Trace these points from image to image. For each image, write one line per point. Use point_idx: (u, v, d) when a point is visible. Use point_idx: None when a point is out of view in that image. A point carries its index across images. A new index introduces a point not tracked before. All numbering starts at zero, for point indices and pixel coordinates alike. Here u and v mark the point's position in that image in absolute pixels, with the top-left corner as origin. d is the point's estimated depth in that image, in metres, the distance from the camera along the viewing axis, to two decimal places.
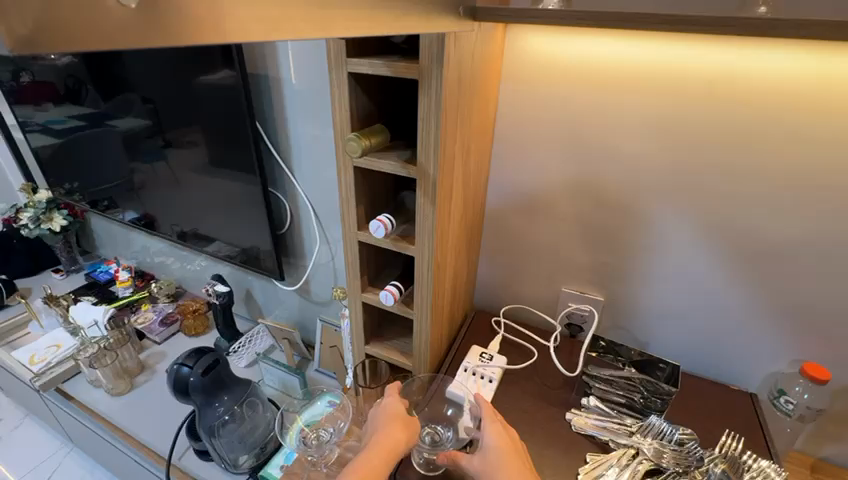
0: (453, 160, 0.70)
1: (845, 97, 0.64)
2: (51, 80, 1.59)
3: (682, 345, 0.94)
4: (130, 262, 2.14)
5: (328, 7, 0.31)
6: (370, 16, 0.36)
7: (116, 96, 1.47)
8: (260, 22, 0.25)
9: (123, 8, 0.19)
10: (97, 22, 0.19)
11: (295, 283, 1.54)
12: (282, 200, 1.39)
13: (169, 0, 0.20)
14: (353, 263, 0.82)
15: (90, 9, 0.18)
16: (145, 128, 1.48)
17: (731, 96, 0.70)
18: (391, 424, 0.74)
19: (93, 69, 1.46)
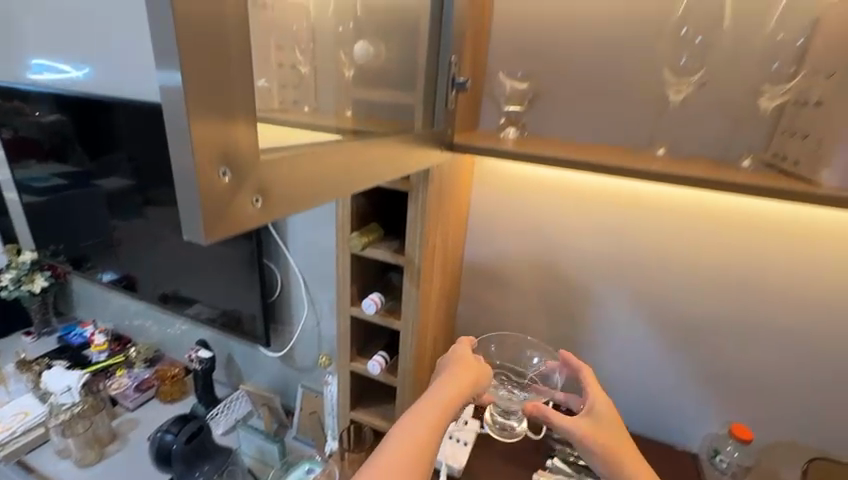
0: (434, 250, 0.85)
1: (728, 211, 0.85)
2: (36, 136, 1.69)
3: (633, 410, 1.06)
4: (106, 324, 2.13)
5: (347, 179, 0.48)
6: (369, 174, 0.53)
7: (101, 157, 1.57)
8: (312, 200, 0.42)
9: (255, 210, 0.35)
10: (243, 218, 0.35)
11: (280, 349, 1.60)
12: (273, 270, 1.50)
13: (275, 202, 0.37)
14: (345, 335, 0.93)
15: (242, 213, 0.34)
16: (126, 186, 1.57)
17: (649, 205, 0.90)
18: (465, 367, 0.73)
19: (80, 131, 1.57)
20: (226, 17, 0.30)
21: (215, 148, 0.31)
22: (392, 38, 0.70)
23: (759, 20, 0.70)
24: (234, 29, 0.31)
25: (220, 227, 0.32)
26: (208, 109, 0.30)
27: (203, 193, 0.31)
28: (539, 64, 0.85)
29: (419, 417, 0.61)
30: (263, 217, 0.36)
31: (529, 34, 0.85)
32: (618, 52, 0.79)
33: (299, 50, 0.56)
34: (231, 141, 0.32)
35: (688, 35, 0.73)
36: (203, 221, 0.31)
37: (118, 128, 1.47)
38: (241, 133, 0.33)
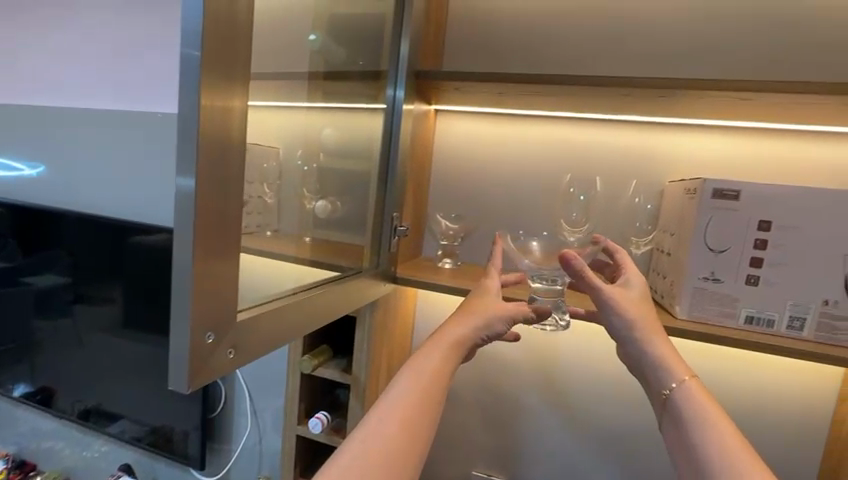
0: (380, 368, 0.93)
1: None
2: None
3: None
4: (6, 448, 1.86)
5: (285, 325, 0.61)
6: (307, 319, 0.67)
7: (40, 255, 1.55)
8: (260, 345, 0.55)
9: (225, 360, 0.49)
10: (217, 368, 0.48)
11: (216, 472, 1.50)
12: (218, 382, 1.47)
13: (239, 353, 0.51)
14: (289, 456, 0.94)
15: (216, 365, 0.47)
16: (61, 285, 1.54)
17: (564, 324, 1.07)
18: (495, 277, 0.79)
19: (23, 231, 1.57)
20: (228, 216, 0.45)
21: (207, 315, 0.45)
22: (345, 195, 0.87)
23: (624, 189, 0.95)
24: (231, 238, 0.46)
25: (200, 374, 0.45)
26: (210, 294, 0.45)
27: (192, 350, 0.44)
28: (467, 207, 1.06)
29: (443, 335, 0.67)
30: (233, 361, 0.50)
31: (459, 185, 1.06)
32: (525, 202, 1.02)
33: (267, 184, 0.66)
34: (219, 305, 0.46)
35: (575, 194, 0.92)
36: (187, 377, 0.44)
37: (66, 229, 1.50)
38: (228, 296, 0.47)
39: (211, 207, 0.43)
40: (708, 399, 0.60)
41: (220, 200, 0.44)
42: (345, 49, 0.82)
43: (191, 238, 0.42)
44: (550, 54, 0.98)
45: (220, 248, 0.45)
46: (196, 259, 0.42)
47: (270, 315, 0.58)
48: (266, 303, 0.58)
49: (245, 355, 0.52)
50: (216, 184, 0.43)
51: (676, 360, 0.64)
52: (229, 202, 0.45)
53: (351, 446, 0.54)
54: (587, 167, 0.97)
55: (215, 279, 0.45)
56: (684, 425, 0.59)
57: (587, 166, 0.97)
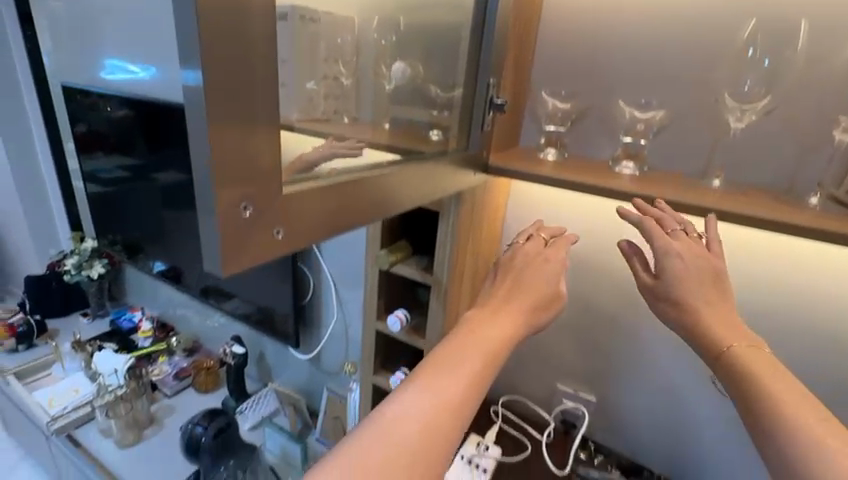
0: (463, 273, 0.83)
1: None
2: (107, 131, 1.97)
3: (669, 450, 1.00)
4: (154, 312, 2.26)
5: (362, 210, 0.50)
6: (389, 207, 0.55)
7: (163, 155, 1.78)
8: (326, 228, 0.45)
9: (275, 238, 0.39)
10: (264, 248, 0.39)
11: (309, 351, 1.63)
12: (306, 273, 1.54)
13: (294, 234, 0.41)
14: (368, 349, 0.92)
15: (265, 243, 0.38)
16: (183, 186, 1.78)
17: None
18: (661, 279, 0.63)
19: (146, 128, 1.78)
20: (249, 51, 0.33)
21: (234, 182, 0.35)
22: (428, 58, 0.70)
23: (838, 43, 0.64)
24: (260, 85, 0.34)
25: (241, 257, 0.37)
26: (236, 155, 0.34)
27: (223, 223, 0.35)
28: (582, 83, 0.84)
29: (475, 338, 0.59)
30: (281, 246, 0.41)
31: (578, 52, 0.82)
32: (671, 70, 0.76)
33: (342, 60, 0.57)
34: (247, 172, 0.35)
35: (754, 57, 0.66)
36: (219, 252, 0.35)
37: (180, 128, 1.66)
38: (259, 159, 0.36)
39: (225, 30, 0.31)
40: (771, 370, 0.52)
41: (234, 24, 0.31)
42: None
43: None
44: None
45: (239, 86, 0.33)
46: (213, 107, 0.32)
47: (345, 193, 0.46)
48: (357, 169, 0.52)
49: (299, 238, 0.42)
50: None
51: (723, 327, 0.57)
52: (249, 27, 0.32)
53: (344, 459, 0.44)
54: (774, 15, 0.67)
55: (240, 133, 0.34)
56: (744, 395, 0.52)
57: (776, 11, 0.67)
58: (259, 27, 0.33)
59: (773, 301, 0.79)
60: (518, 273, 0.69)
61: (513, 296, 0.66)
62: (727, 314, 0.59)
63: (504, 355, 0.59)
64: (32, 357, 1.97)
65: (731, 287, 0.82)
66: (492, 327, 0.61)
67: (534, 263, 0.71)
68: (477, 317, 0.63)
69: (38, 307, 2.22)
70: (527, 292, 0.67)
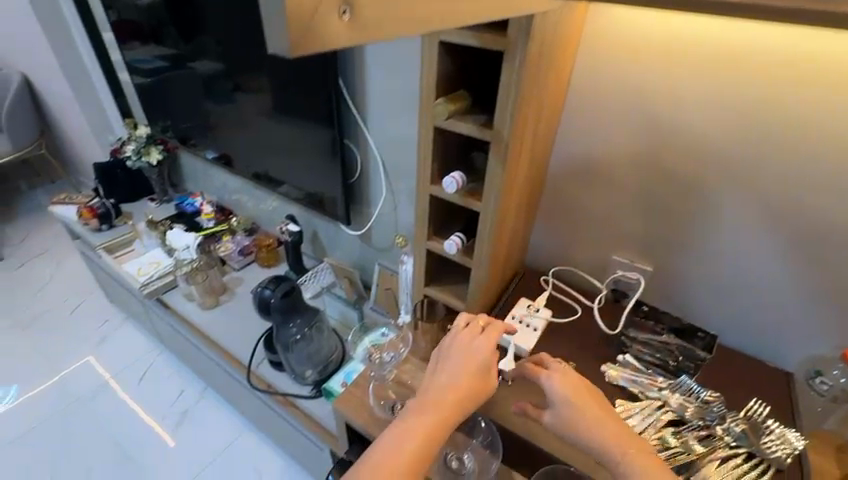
0: (524, 128, 0.77)
1: None
2: (138, 20, 1.91)
3: (722, 314, 1.01)
4: (212, 197, 2.39)
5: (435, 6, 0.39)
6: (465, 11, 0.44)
7: (197, 39, 1.71)
8: (399, 23, 0.36)
9: (340, 19, 0.31)
10: (329, 33, 0.30)
11: (360, 228, 1.69)
12: (354, 151, 1.52)
13: (362, 19, 0.32)
14: (423, 214, 0.92)
15: (331, 23, 0.30)
16: (221, 73, 1.74)
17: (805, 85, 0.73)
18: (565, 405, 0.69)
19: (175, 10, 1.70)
20: None
21: None
22: None
23: None
24: None
25: (308, 42, 0.29)
26: None
27: None
28: None
29: (408, 431, 0.65)
30: (347, 33, 0.32)
31: None
32: None
33: None
34: None
35: None
36: (282, 29, 0.27)
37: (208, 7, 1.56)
38: None
39: None
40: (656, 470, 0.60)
41: None
42: None
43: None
44: None
45: None
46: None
47: None
48: None
49: (369, 27, 0.33)
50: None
51: (621, 438, 0.64)
52: None
53: None
54: None
55: None
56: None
57: None
58: None
59: None
60: (456, 367, 0.73)
61: (446, 384, 0.71)
62: (617, 429, 0.66)
63: (435, 447, 0.65)
64: (114, 235, 2.18)
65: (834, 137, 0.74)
66: (423, 418, 0.66)
67: (468, 351, 0.75)
68: (414, 407, 0.69)
69: (111, 192, 2.40)
70: (460, 377, 0.71)
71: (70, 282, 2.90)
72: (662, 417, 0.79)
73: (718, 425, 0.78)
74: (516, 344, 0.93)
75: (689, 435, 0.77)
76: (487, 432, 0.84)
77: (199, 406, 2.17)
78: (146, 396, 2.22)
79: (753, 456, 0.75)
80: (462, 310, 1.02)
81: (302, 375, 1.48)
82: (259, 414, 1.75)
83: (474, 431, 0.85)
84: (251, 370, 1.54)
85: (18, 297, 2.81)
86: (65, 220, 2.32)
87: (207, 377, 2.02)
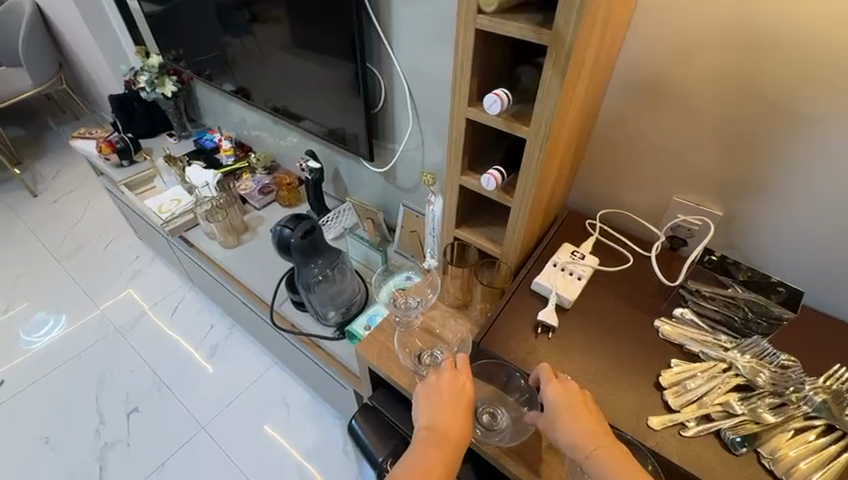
0: (591, 29, 0.61)
1: None
2: None
3: (803, 267, 0.87)
4: (231, 133, 2.29)
5: None
6: None
7: None
8: None
9: None
10: None
11: (384, 166, 1.57)
12: (378, 77, 1.35)
13: None
14: (456, 143, 0.78)
15: None
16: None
17: None
18: (556, 413, 0.65)
19: None
20: None
21: None
22: None
23: None
24: None
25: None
26: None
27: None
28: None
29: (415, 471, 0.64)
30: None
31: None
32: None
33: None
34: None
35: None
36: None
37: None
38: None
39: None
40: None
41: None
42: None
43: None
44: None
45: None
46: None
47: None
48: None
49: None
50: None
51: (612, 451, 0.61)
52: None
53: None
54: None
55: None
56: None
57: None
58: None
59: None
60: (445, 397, 0.72)
61: (447, 414, 0.70)
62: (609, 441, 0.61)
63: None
64: (135, 171, 2.14)
65: None
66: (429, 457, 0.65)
67: (462, 381, 0.74)
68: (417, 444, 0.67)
69: (129, 127, 2.33)
70: (459, 407, 0.71)
71: (101, 219, 2.95)
72: (727, 381, 0.70)
73: (792, 393, 0.66)
74: (558, 293, 0.83)
75: (757, 403, 0.67)
76: (525, 392, 0.76)
77: (231, 339, 2.24)
78: (178, 329, 2.30)
79: (833, 429, 0.64)
80: (496, 256, 0.91)
81: (324, 316, 1.43)
82: (284, 352, 1.76)
83: (509, 388, 0.79)
84: (273, 309, 1.52)
85: (54, 232, 2.89)
86: (87, 155, 2.28)
87: (234, 314, 2.05)
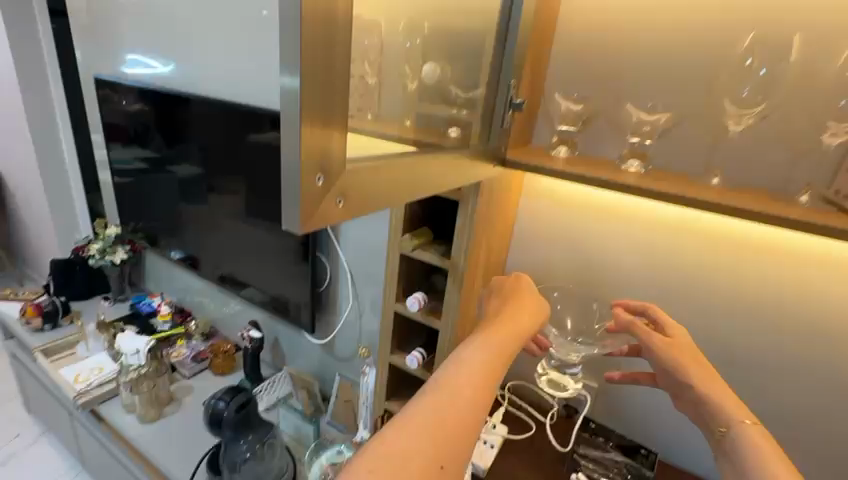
0: (479, 260, 0.90)
1: (781, 248, 0.83)
2: (125, 123, 2.06)
3: (667, 439, 1.06)
4: (172, 298, 2.35)
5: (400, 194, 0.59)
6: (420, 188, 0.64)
7: (179, 145, 1.87)
8: (375, 203, 0.54)
9: (339, 206, 0.48)
10: (331, 211, 0.47)
11: (324, 337, 1.71)
12: (325, 263, 1.62)
13: (353, 204, 0.50)
14: (386, 331, 0.99)
15: (330, 208, 0.47)
16: (196, 174, 1.88)
17: (692, 237, 0.90)
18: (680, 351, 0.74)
19: (159, 117, 1.90)
20: (335, 69, 0.43)
21: (317, 160, 0.43)
22: (454, 64, 0.77)
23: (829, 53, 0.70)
24: (337, 106, 0.45)
25: (312, 218, 0.45)
26: (316, 144, 0.42)
27: (306, 191, 0.43)
28: (594, 87, 0.89)
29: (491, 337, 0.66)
30: (346, 210, 0.49)
31: (589, 53, 0.88)
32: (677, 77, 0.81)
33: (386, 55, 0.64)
34: (328, 156, 0.45)
35: (753, 68, 0.74)
36: (299, 213, 0.43)
37: (196, 123, 1.75)
38: (334, 147, 0.45)
39: (332, 80, 0.43)
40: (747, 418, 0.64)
41: (329, 62, 0.41)
42: None
43: (298, 66, 0.39)
44: None
45: (324, 116, 0.43)
46: (304, 91, 0.40)
47: (389, 177, 0.56)
48: (386, 154, 0.59)
49: (355, 206, 0.51)
50: (326, 7, 0.39)
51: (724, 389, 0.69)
52: (337, 45, 0.42)
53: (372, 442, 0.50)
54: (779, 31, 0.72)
55: (326, 133, 0.43)
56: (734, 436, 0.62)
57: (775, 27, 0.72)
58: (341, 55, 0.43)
59: (758, 292, 0.86)
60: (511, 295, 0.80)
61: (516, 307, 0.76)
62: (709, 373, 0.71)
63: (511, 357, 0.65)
64: (58, 336, 2.07)
65: (722, 276, 0.89)
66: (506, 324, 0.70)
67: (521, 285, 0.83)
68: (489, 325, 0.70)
69: (64, 290, 2.33)
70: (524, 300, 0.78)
71: None
72: None
73: None
74: (474, 461, 0.95)
75: None
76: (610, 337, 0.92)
77: None
78: None
79: None
80: None
81: None
82: None
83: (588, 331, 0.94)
84: None
85: None
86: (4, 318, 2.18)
87: None
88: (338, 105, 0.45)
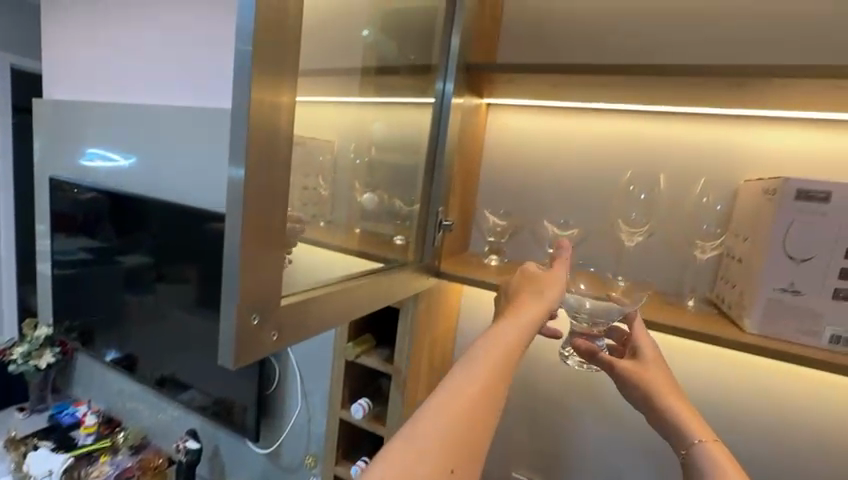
0: (422, 365, 0.94)
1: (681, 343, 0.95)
2: (74, 212, 2.04)
3: None
4: (100, 405, 2.14)
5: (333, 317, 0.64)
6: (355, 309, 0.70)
7: (131, 236, 1.87)
8: (308, 329, 0.59)
9: (271, 340, 0.53)
10: (262, 345, 0.52)
11: (269, 446, 1.60)
12: (273, 364, 1.57)
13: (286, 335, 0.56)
14: (330, 439, 0.97)
15: (262, 344, 0.52)
16: (146, 264, 1.85)
17: None
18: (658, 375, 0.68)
19: (115, 209, 1.90)
20: (274, 219, 0.51)
21: (252, 301, 0.50)
22: (394, 188, 0.89)
23: (686, 186, 0.89)
24: (277, 235, 0.52)
25: (244, 354, 0.50)
26: (251, 286, 0.49)
27: (239, 325, 0.49)
28: (514, 203, 1.04)
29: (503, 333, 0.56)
30: (279, 343, 0.55)
31: (508, 176, 1.04)
32: (580, 197, 0.98)
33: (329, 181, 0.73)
34: (262, 293, 0.51)
35: (634, 193, 0.88)
36: (231, 349, 0.49)
37: (152, 217, 1.78)
38: (268, 285, 0.52)
39: (269, 234, 0.51)
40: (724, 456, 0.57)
41: (268, 210, 0.50)
42: (396, 44, 0.84)
43: (242, 202, 0.47)
44: (600, 52, 0.97)
45: (261, 265, 0.50)
46: (244, 246, 0.48)
47: (324, 306, 0.62)
48: (326, 279, 0.66)
49: (289, 337, 0.56)
50: (265, 174, 0.49)
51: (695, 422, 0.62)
52: (278, 193, 0.51)
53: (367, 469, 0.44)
54: (650, 166, 0.92)
55: (263, 279, 0.51)
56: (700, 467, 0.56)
57: (647, 163, 0.92)
58: (276, 203, 0.51)
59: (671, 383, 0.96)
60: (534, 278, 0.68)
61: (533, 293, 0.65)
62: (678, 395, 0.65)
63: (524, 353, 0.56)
64: None
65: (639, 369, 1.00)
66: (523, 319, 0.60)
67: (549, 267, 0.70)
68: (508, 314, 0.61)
69: None
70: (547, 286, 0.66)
71: None
72: None
73: None
74: None
75: None
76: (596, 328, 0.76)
77: None
78: None
79: None
80: None
81: None
82: None
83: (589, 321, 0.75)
84: None
85: None
86: None
87: None
88: (274, 253, 0.52)
